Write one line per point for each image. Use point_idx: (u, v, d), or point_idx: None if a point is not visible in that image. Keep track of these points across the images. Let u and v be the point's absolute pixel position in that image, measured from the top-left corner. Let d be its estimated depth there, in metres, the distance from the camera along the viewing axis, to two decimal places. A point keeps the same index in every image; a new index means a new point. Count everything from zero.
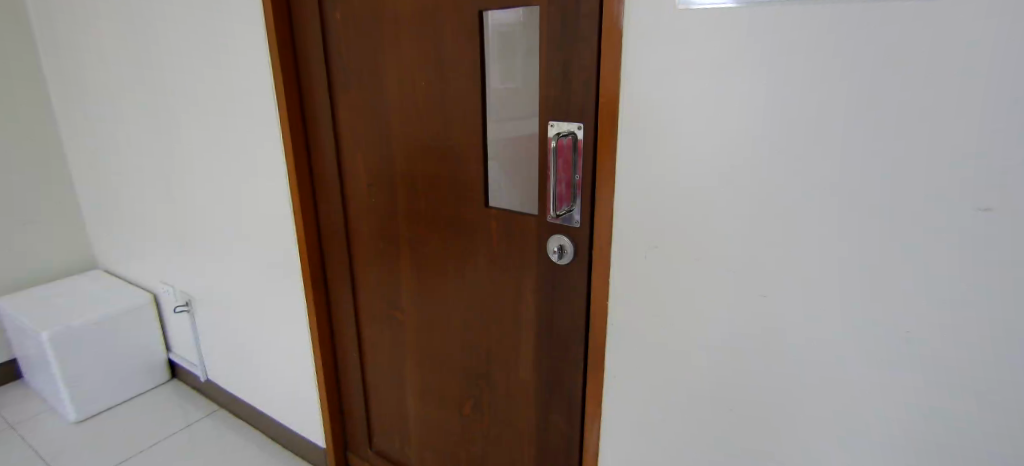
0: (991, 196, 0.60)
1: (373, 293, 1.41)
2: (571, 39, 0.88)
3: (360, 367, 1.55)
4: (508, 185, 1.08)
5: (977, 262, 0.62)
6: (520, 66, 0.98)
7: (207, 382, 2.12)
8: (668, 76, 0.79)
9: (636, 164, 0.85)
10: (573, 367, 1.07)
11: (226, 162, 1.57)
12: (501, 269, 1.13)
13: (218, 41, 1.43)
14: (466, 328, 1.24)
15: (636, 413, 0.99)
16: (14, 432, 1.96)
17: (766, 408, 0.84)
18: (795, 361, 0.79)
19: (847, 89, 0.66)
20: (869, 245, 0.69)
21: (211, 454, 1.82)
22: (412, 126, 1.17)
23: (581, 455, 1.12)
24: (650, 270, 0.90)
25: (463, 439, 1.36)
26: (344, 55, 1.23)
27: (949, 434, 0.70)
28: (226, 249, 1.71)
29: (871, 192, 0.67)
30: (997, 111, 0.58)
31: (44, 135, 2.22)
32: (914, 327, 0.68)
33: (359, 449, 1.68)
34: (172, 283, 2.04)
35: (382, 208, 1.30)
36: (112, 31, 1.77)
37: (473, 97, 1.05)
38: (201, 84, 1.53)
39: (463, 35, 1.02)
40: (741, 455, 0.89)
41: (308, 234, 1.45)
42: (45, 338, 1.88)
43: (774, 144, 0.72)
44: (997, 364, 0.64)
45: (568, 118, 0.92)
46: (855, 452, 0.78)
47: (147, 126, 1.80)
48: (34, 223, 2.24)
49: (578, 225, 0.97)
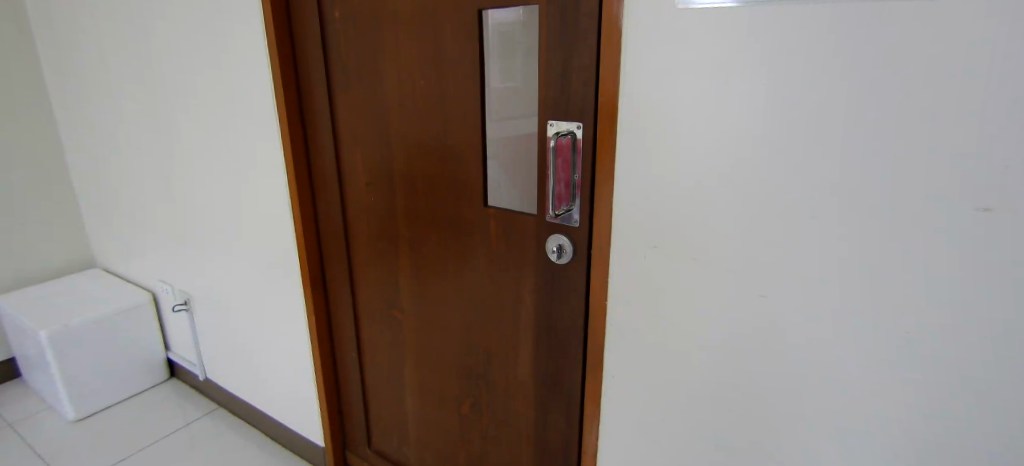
0: (992, 195, 0.60)
1: (372, 292, 1.41)
2: (570, 39, 0.87)
3: (359, 367, 1.54)
4: (508, 184, 1.07)
5: (977, 262, 0.62)
6: (520, 66, 0.98)
7: (206, 381, 2.11)
8: (668, 76, 0.78)
9: (636, 164, 0.85)
10: (572, 367, 1.07)
11: (225, 161, 1.57)
12: (500, 269, 1.12)
13: (217, 40, 1.43)
14: (465, 328, 1.24)
15: (635, 413, 0.99)
16: (13, 431, 1.95)
17: (765, 407, 0.84)
18: (794, 361, 0.79)
19: (847, 89, 0.65)
20: (869, 245, 0.68)
21: (210, 453, 1.82)
22: (412, 126, 1.16)
23: (580, 455, 1.12)
24: (649, 270, 0.89)
25: (462, 439, 1.36)
26: (343, 54, 1.22)
27: (949, 434, 0.70)
28: (225, 248, 1.71)
29: (871, 191, 0.67)
30: (997, 111, 0.58)
31: (44, 134, 2.22)
32: (914, 327, 0.68)
33: (358, 448, 1.68)
34: (171, 282, 2.04)
35: (382, 208, 1.30)
36: (110, 30, 1.76)
37: (473, 97, 1.05)
38: (200, 83, 1.53)
39: (463, 34, 1.02)
40: (740, 455, 0.89)
41: (307, 233, 1.45)
42: (43, 336, 1.87)
43: (774, 144, 0.72)
44: (997, 364, 0.64)
45: (568, 117, 0.92)
46: (854, 452, 0.78)
47: (146, 126, 1.80)
48: (33, 221, 2.24)
49: (578, 224, 0.97)
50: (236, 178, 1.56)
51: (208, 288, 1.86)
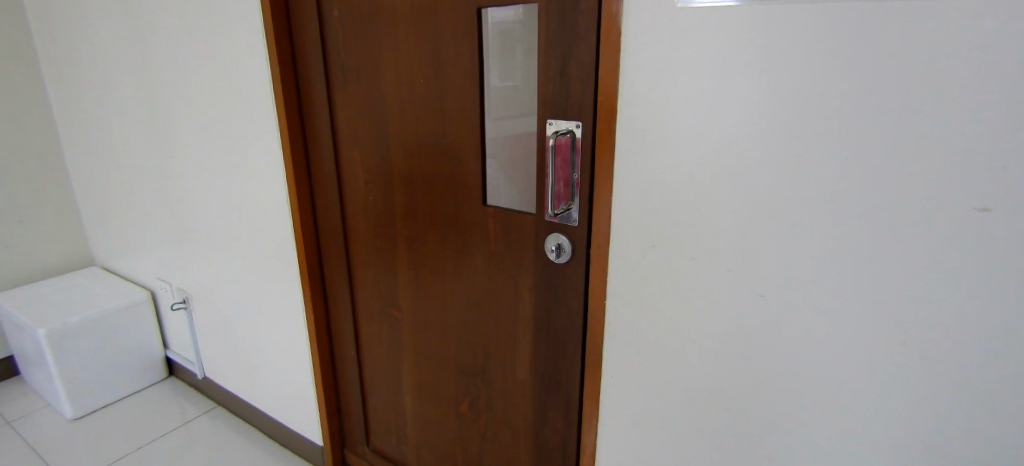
0: (991, 194, 0.60)
1: (371, 291, 1.41)
2: (569, 37, 0.87)
3: (358, 366, 1.54)
4: (507, 183, 1.07)
5: (977, 263, 0.62)
6: (519, 64, 0.98)
7: (204, 379, 2.11)
8: (667, 75, 0.78)
9: (635, 163, 0.85)
10: (570, 366, 1.07)
11: (224, 158, 1.57)
12: (499, 268, 1.12)
13: (216, 39, 1.42)
14: (464, 327, 1.23)
15: (633, 412, 0.99)
16: (12, 429, 1.95)
17: (763, 407, 0.84)
18: (792, 362, 0.79)
19: (846, 88, 0.65)
20: (868, 244, 0.68)
21: (208, 451, 1.82)
22: (411, 125, 1.16)
23: (577, 455, 1.12)
24: (648, 270, 0.89)
25: (460, 437, 1.36)
26: (343, 52, 1.22)
27: (947, 435, 0.69)
28: (223, 245, 1.71)
29: (870, 191, 0.66)
30: (998, 110, 0.57)
31: (43, 132, 2.21)
32: (912, 327, 0.68)
33: (355, 446, 1.68)
34: (169, 280, 2.04)
35: (381, 206, 1.29)
36: (108, 26, 1.75)
37: (472, 95, 1.05)
38: (198, 80, 1.52)
39: (462, 33, 1.02)
40: (738, 455, 0.89)
41: (305, 232, 1.44)
42: (40, 335, 1.87)
43: (773, 143, 0.72)
44: (996, 364, 0.63)
45: (567, 115, 0.91)
46: (851, 452, 0.78)
47: (145, 124, 1.79)
48: (31, 219, 2.23)
49: (577, 223, 0.96)
50: (235, 176, 1.56)
51: (206, 286, 1.86)
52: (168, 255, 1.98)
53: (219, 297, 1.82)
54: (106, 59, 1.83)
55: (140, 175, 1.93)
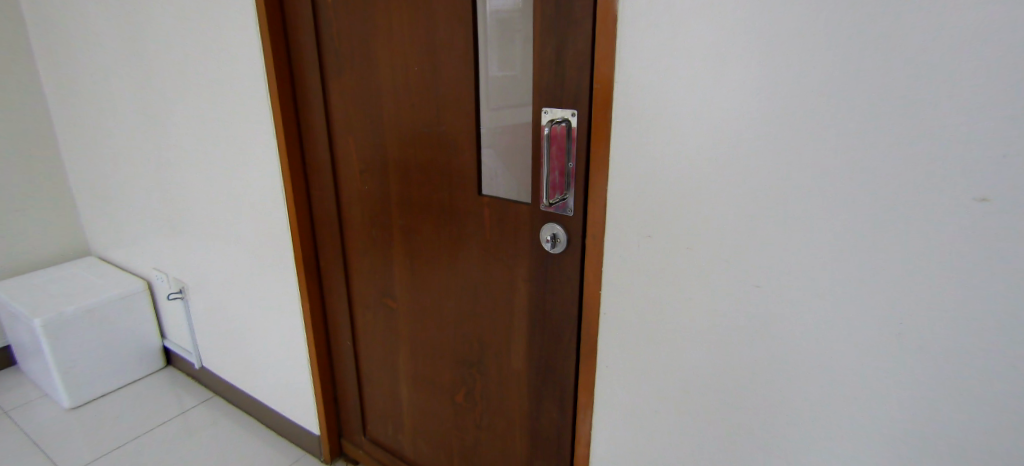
0: (991, 184, 0.59)
1: (365, 280, 1.41)
2: (565, 24, 0.86)
3: (354, 354, 1.54)
4: (503, 171, 1.06)
5: (976, 255, 0.61)
6: (516, 52, 0.96)
7: (201, 368, 2.11)
8: (662, 67, 0.77)
9: (631, 152, 0.84)
10: (566, 356, 1.06)
11: (218, 146, 1.55)
12: (494, 257, 1.12)
13: (211, 26, 1.41)
14: (461, 317, 1.23)
15: (629, 403, 0.99)
16: (11, 418, 1.96)
17: (758, 399, 0.84)
18: (786, 357, 0.79)
19: (848, 71, 0.64)
20: (863, 237, 0.68)
21: (205, 440, 1.83)
22: (406, 113, 1.15)
23: (572, 446, 1.12)
24: (645, 261, 0.89)
25: (454, 425, 1.36)
26: (337, 42, 1.21)
27: (942, 428, 0.69)
28: (218, 235, 1.70)
29: (867, 182, 0.66)
30: (996, 100, 0.57)
31: (39, 122, 2.20)
32: (909, 317, 0.67)
33: (353, 436, 1.69)
34: (165, 270, 2.04)
35: (375, 195, 1.29)
36: (101, 12, 1.73)
37: (467, 84, 1.04)
38: (192, 68, 1.51)
39: (457, 20, 1.00)
40: (731, 447, 0.89)
41: (301, 222, 1.44)
42: (37, 324, 1.86)
43: (773, 126, 0.71)
44: (994, 356, 0.63)
45: (562, 104, 0.90)
46: (845, 445, 0.78)
47: (140, 114, 1.78)
48: (26, 209, 2.22)
49: (572, 213, 0.96)
50: (230, 165, 1.55)
51: (202, 277, 1.86)
52: (164, 246, 1.98)
53: (215, 288, 1.82)
54: (99, 46, 1.81)
55: (134, 166, 1.92)
